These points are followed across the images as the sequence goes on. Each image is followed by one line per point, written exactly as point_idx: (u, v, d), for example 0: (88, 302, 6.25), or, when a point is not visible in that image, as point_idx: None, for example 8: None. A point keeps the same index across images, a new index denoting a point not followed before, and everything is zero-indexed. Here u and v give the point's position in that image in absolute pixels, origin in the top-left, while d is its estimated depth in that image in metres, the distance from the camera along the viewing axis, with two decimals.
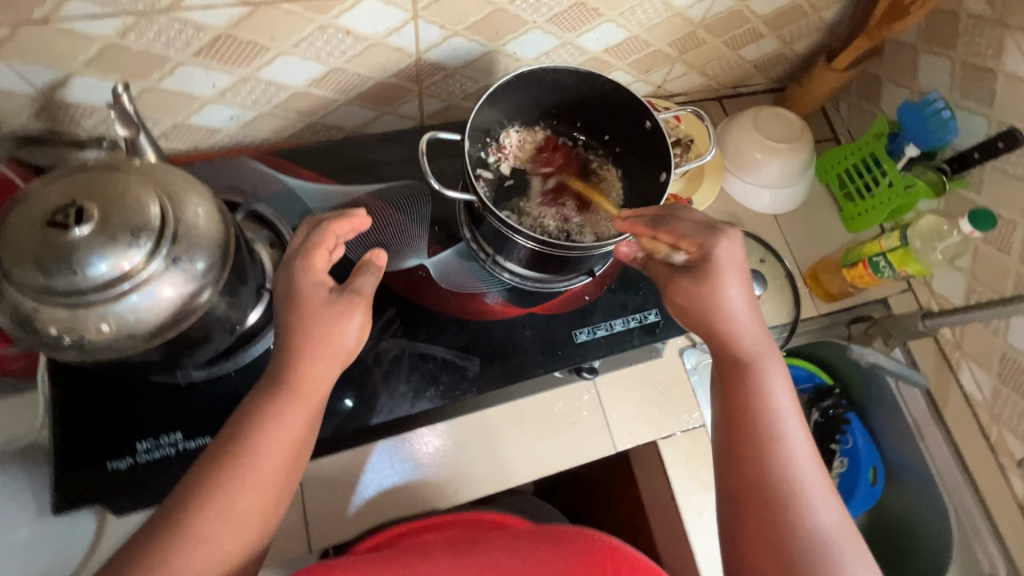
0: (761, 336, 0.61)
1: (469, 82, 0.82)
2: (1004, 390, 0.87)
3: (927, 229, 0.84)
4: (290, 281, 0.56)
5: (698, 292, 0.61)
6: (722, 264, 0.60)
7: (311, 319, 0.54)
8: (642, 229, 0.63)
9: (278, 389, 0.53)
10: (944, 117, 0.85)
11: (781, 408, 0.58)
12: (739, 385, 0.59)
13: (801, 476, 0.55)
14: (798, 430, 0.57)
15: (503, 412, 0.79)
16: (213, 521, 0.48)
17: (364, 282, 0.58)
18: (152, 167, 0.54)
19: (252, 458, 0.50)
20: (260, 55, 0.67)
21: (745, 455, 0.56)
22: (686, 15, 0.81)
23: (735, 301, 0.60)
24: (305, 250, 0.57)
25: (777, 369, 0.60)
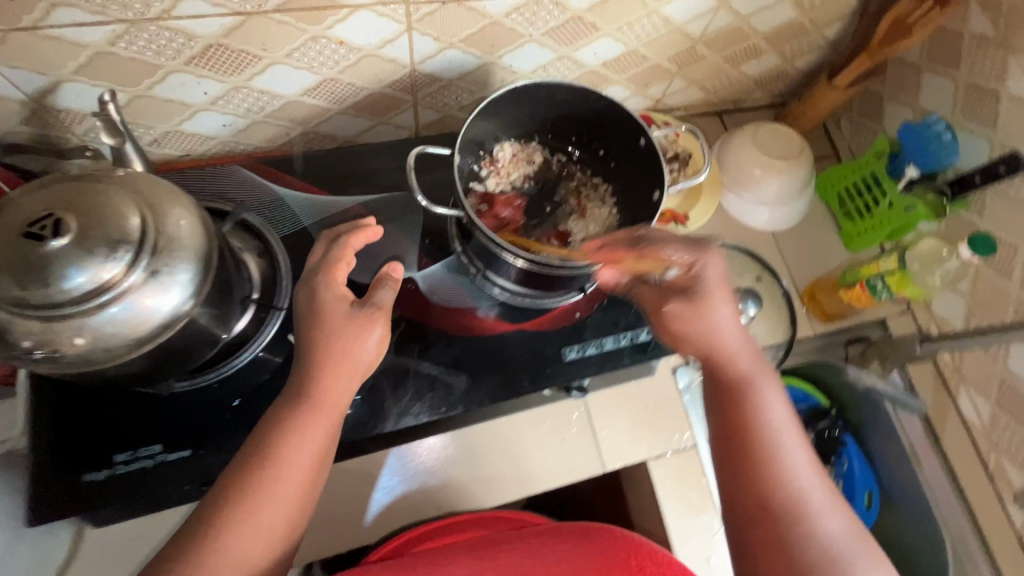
0: (752, 354, 0.63)
1: (465, 94, 0.82)
2: (1003, 417, 0.86)
3: (926, 251, 0.83)
4: (313, 293, 0.60)
5: (691, 316, 0.62)
6: (711, 284, 0.62)
7: (328, 339, 0.58)
8: (623, 252, 0.64)
9: (298, 408, 0.56)
10: (945, 139, 0.84)
11: (778, 423, 0.59)
12: (737, 406, 0.60)
13: (804, 487, 0.57)
14: (797, 443, 0.59)
15: (493, 429, 0.78)
16: (240, 534, 0.52)
17: (382, 295, 0.62)
18: (138, 178, 0.53)
19: (276, 474, 0.54)
20: (252, 64, 0.66)
21: (750, 476, 0.57)
22: (685, 31, 0.80)
23: (725, 322, 0.62)
24: (327, 265, 0.62)
25: (770, 386, 0.62)
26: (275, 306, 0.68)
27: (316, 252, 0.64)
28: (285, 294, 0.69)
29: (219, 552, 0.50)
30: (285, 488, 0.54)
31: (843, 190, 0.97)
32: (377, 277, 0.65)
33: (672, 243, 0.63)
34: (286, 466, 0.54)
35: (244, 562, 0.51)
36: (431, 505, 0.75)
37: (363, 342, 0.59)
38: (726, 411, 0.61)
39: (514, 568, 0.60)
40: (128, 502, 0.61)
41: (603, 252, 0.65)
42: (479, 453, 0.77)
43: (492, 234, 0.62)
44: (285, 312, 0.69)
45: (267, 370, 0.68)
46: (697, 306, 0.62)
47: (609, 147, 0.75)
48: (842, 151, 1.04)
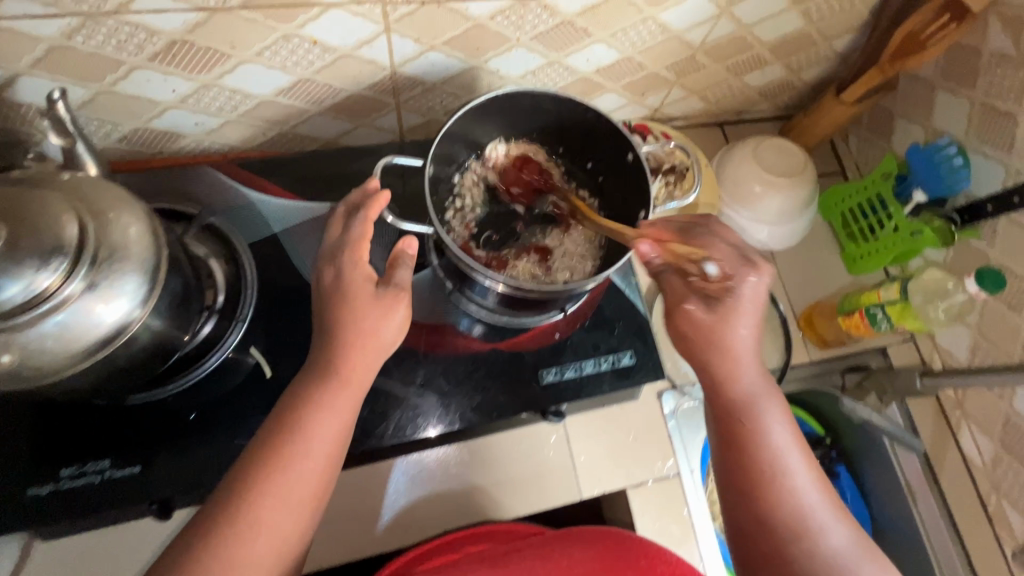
0: (756, 372, 0.58)
1: (450, 98, 0.78)
2: (1006, 458, 0.81)
3: (932, 281, 0.78)
4: (338, 273, 0.57)
5: (706, 325, 0.58)
6: (743, 298, 0.57)
7: (355, 317, 0.55)
8: (671, 236, 0.60)
9: (321, 386, 0.54)
10: (956, 164, 0.80)
11: (781, 444, 0.56)
12: (738, 427, 0.57)
13: (809, 509, 0.54)
14: (801, 462, 0.56)
15: (461, 450, 0.75)
16: (274, 507, 0.49)
17: (405, 275, 0.57)
18: (84, 182, 0.51)
19: (303, 449, 0.51)
20: (221, 63, 0.63)
21: (752, 497, 0.55)
22: (683, 39, 0.76)
23: (738, 339, 0.58)
24: (352, 242, 0.57)
25: (773, 405, 0.58)
26: (237, 318, 0.68)
27: (335, 225, 0.60)
28: (249, 306, 0.69)
29: (246, 531, 0.48)
30: (311, 464, 0.51)
31: (847, 210, 0.93)
32: (391, 254, 0.57)
33: (721, 249, 0.59)
34: (310, 442, 0.52)
35: (272, 540, 0.49)
36: (389, 531, 0.70)
37: (389, 319, 0.55)
38: (726, 431, 0.58)
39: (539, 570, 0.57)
40: (72, 518, 0.58)
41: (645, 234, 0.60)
42: (448, 475, 0.73)
43: (465, 255, 0.58)
44: (247, 325, 0.68)
45: (230, 381, 0.66)
46: (720, 315, 0.58)
47: (597, 161, 0.72)
48: (847, 168, 1.00)
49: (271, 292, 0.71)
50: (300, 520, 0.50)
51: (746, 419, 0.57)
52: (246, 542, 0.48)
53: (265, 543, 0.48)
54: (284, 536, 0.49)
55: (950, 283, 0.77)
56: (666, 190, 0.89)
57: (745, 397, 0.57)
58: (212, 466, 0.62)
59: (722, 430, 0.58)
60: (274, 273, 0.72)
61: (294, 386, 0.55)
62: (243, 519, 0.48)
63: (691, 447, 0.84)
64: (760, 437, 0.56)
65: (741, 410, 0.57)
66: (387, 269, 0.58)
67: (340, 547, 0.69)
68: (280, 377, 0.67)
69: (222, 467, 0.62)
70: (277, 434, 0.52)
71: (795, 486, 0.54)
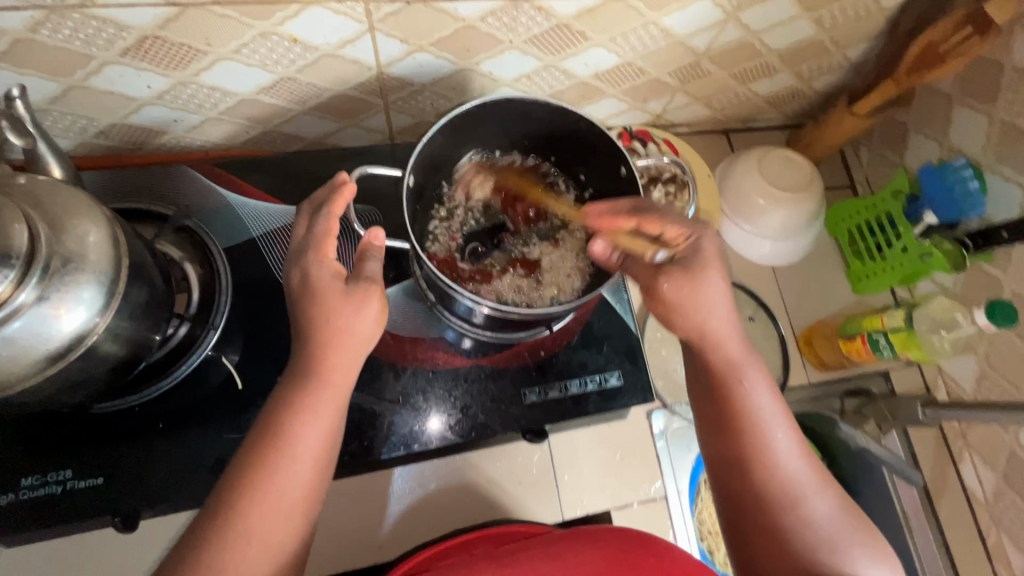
0: (741, 340, 0.56)
1: (441, 99, 0.75)
2: (1008, 493, 0.78)
3: (939, 311, 0.74)
4: (304, 273, 0.54)
5: (687, 293, 0.54)
6: (707, 258, 0.55)
7: (329, 316, 0.52)
8: (620, 222, 0.57)
9: (302, 390, 0.51)
10: (971, 188, 0.76)
11: (769, 411, 0.54)
12: (726, 397, 0.55)
13: (798, 478, 0.53)
14: (786, 425, 0.54)
15: (438, 466, 0.72)
16: (264, 514, 0.46)
17: (372, 268, 0.55)
18: (42, 186, 0.48)
19: (291, 454, 0.48)
20: (196, 59, 0.60)
21: (743, 470, 0.54)
22: (687, 44, 0.72)
23: (716, 305, 0.55)
24: (316, 239, 0.55)
25: (759, 370, 0.55)
26: (209, 325, 0.66)
27: (299, 227, 0.57)
28: (222, 313, 0.67)
29: (238, 540, 0.45)
30: (301, 470, 0.49)
31: (854, 227, 0.89)
32: (358, 247, 0.55)
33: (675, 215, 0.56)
34: (298, 447, 0.49)
35: (268, 548, 0.46)
36: (363, 548, 0.68)
37: (365, 314, 0.53)
38: (715, 401, 0.56)
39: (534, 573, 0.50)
40: (28, 530, 0.57)
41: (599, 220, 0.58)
42: (424, 492, 0.71)
43: (445, 276, 0.57)
44: (218, 333, 0.66)
45: (201, 390, 0.64)
46: (691, 277, 0.54)
47: (590, 172, 0.71)
48: (858, 182, 0.96)
49: (249, 299, 0.69)
50: (296, 525, 0.48)
51: (735, 388, 0.54)
52: (240, 552, 0.45)
53: (262, 550, 0.46)
54: (281, 540, 0.47)
55: (959, 315, 0.73)
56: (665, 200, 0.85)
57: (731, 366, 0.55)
58: (176, 481, 0.61)
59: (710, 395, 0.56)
60: (252, 279, 0.69)
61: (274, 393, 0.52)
62: (233, 530, 0.45)
63: (681, 468, 0.80)
64: (750, 408, 0.54)
65: (729, 380, 0.55)
66: (356, 265, 0.55)
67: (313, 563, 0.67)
68: (253, 388, 0.65)
69: (187, 483, 0.61)
70: (258, 444, 0.49)
71: (784, 455, 0.53)
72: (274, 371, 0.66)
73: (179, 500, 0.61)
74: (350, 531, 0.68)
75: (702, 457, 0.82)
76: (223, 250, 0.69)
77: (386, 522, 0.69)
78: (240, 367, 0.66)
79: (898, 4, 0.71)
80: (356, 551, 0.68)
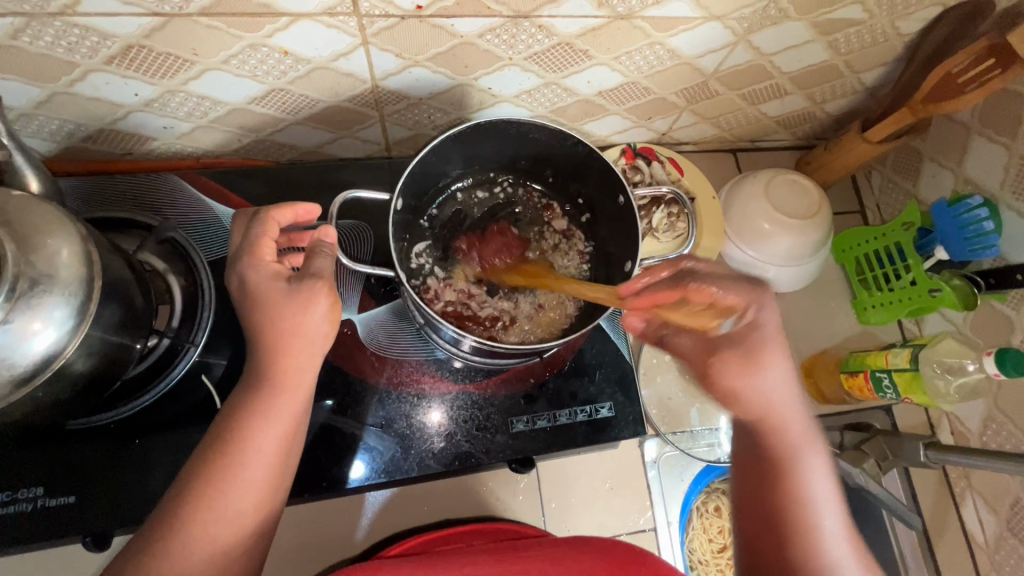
0: (805, 419, 0.52)
1: (438, 113, 0.73)
2: (1009, 539, 0.75)
3: (948, 354, 0.70)
4: (242, 280, 0.52)
5: (743, 373, 0.51)
6: (767, 337, 0.51)
7: (277, 320, 0.50)
8: (666, 297, 0.55)
9: (257, 395, 0.49)
10: (984, 228, 0.73)
11: (823, 497, 0.50)
12: (778, 470, 0.51)
13: (842, 566, 0.48)
14: (837, 514, 0.50)
15: (421, 488, 0.70)
16: (208, 524, 0.45)
17: (320, 264, 0.52)
18: (14, 201, 0.47)
19: (242, 459, 0.47)
20: (183, 68, 0.58)
21: (782, 546, 0.49)
22: (695, 65, 0.69)
23: (780, 383, 0.51)
24: (252, 244, 0.53)
25: (819, 456, 0.51)
26: (190, 341, 0.64)
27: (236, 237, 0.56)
28: (203, 331, 0.65)
29: (176, 549, 0.43)
30: (252, 477, 0.47)
31: (862, 256, 0.86)
32: (307, 245, 0.54)
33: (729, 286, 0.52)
34: (250, 451, 0.47)
35: (215, 555, 0.44)
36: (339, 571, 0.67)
37: (314, 313, 0.50)
38: (760, 474, 0.52)
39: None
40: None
41: (644, 297, 0.56)
42: (405, 514, 0.69)
43: (429, 309, 0.56)
44: (200, 349, 0.65)
45: (179, 406, 0.63)
46: (748, 360, 0.51)
47: (587, 195, 0.69)
48: (868, 209, 0.93)
49: (232, 313, 0.67)
50: (242, 533, 0.46)
51: (789, 464, 0.51)
52: (186, 559, 0.43)
53: (208, 558, 0.44)
54: (231, 544, 0.45)
55: (969, 361, 0.69)
56: (667, 222, 0.82)
57: (791, 440, 0.51)
58: (149, 501, 0.60)
59: (759, 472, 0.52)
60: None
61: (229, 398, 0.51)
62: (180, 536, 0.44)
63: (672, 497, 0.77)
64: (802, 487, 0.50)
65: (784, 454, 0.51)
66: (303, 262, 0.53)
67: None
68: None
69: (160, 503, 0.60)
70: (212, 459, 0.47)
71: (831, 540, 0.49)
72: None
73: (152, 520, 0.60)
74: (325, 554, 0.67)
75: (696, 486, 0.78)
76: (209, 263, 0.68)
77: (364, 543, 0.68)
78: (220, 384, 0.65)
79: (917, 30, 0.68)
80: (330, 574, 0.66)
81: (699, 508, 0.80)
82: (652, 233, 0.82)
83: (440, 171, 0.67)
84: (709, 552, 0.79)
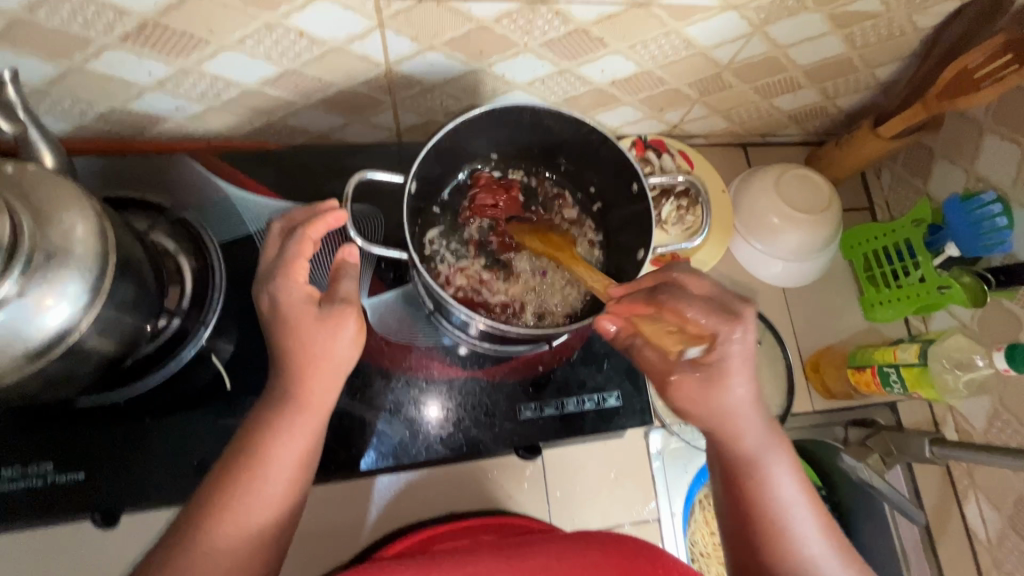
0: (762, 426, 0.52)
1: (451, 100, 0.73)
2: (1012, 536, 0.76)
3: (957, 349, 0.71)
4: (273, 300, 0.51)
5: (701, 394, 0.52)
6: (733, 359, 0.51)
7: (305, 343, 0.50)
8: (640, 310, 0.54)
9: (279, 412, 0.50)
10: (999, 224, 0.72)
11: (790, 498, 0.52)
12: (742, 482, 0.53)
13: (818, 561, 0.50)
14: (807, 514, 0.52)
15: (428, 476, 0.70)
16: (225, 535, 0.45)
17: (348, 288, 0.53)
18: (29, 176, 0.46)
19: (264, 477, 0.48)
20: (199, 48, 0.58)
21: (758, 555, 0.51)
22: (710, 56, 0.69)
23: (737, 399, 0.52)
24: (286, 264, 0.52)
25: (781, 458, 0.53)
26: (201, 320, 0.65)
27: (269, 244, 0.55)
28: (215, 309, 0.65)
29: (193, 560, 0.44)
30: (270, 495, 0.48)
31: (871, 253, 0.86)
32: (333, 264, 0.55)
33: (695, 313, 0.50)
34: (270, 470, 0.48)
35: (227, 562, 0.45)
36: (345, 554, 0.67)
37: (341, 337, 0.51)
38: (730, 485, 0.54)
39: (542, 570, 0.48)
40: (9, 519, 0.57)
41: (622, 304, 0.55)
42: (411, 500, 0.70)
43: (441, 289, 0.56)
44: (211, 328, 0.65)
45: (188, 388, 0.63)
46: (707, 384, 0.51)
47: (599, 184, 0.70)
48: (877, 206, 0.93)
49: (242, 296, 0.67)
50: (252, 540, 0.46)
51: (751, 476, 0.52)
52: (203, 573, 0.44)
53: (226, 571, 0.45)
54: (247, 564, 0.46)
55: (978, 355, 0.70)
56: (676, 215, 0.82)
57: (749, 452, 0.52)
58: (159, 481, 0.60)
59: (728, 483, 0.54)
60: (248, 275, 0.68)
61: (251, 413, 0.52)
62: (199, 549, 0.45)
63: (676, 488, 0.77)
64: (769, 494, 0.52)
65: (745, 466, 0.52)
66: (330, 286, 0.54)
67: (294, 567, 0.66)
68: (241, 388, 0.64)
69: (170, 483, 0.60)
70: None
71: (804, 539, 0.51)
72: (264, 373, 0.65)
73: (162, 498, 0.60)
74: (331, 537, 0.67)
75: (700, 479, 0.79)
76: (220, 245, 0.68)
77: (373, 526, 0.68)
78: (230, 366, 0.65)
79: (934, 25, 0.68)
80: (337, 557, 0.67)
81: (703, 500, 0.81)
82: (661, 225, 0.82)
83: (452, 155, 0.67)
84: (711, 544, 0.80)
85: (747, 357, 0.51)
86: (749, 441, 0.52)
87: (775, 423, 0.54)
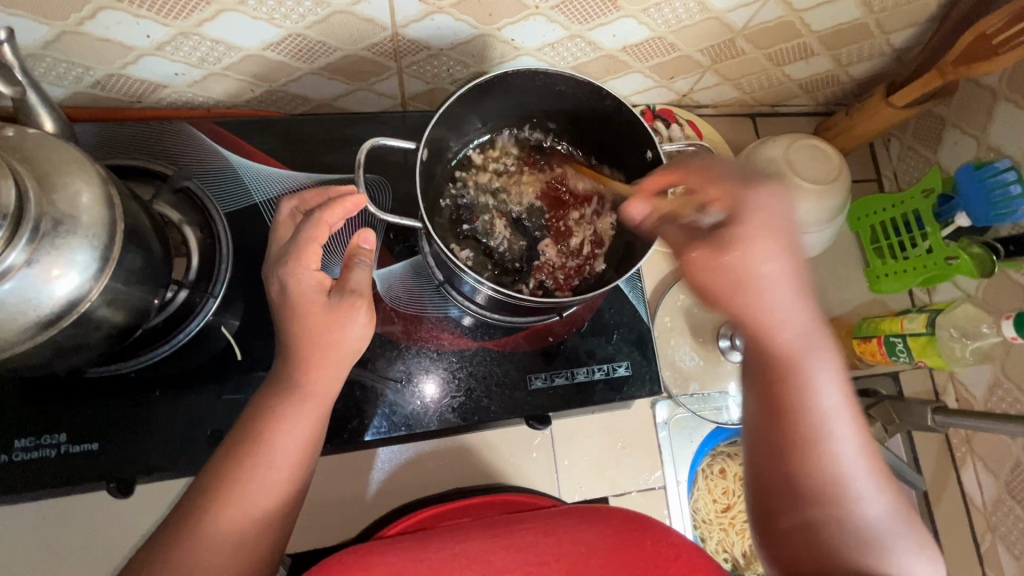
0: (805, 320, 0.50)
1: (458, 66, 0.71)
2: (1008, 501, 0.78)
3: (963, 318, 0.72)
4: (283, 288, 0.51)
5: (726, 267, 0.49)
6: (762, 223, 0.49)
7: (323, 330, 0.51)
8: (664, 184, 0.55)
9: (283, 399, 0.50)
10: (1012, 192, 0.72)
11: (830, 409, 0.50)
12: (779, 387, 0.51)
13: (847, 476, 0.49)
14: (847, 430, 0.50)
15: (434, 448, 0.71)
16: (233, 518, 0.45)
17: (359, 276, 0.53)
18: (30, 139, 0.45)
19: (267, 463, 0.47)
20: (199, 8, 0.55)
21: (783, 463, 0.51)
22: (724, 20, 0.67)
23: (786, 291, 0.49)
24: (307, 250, 0.51)
25: (824, 364, 0.50)
26: (210, 292, 0.64)
27: (288, 233, 0.55)
28: (222, 282, 0.65)
29: (202, 541, 0.44)
30: (278, 475, 0.48)
31: (877, 225, 0.86)
32: (346, 252, 0.55)
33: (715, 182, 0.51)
34: (275, 456, 0.48)
35: (235, 541, 0.45)
36: (356, 522, 0.68)
37: (352, 325, 0.52)
38: (760, 392, 0.52)
39: (532, 549, 0.46)
40: (24, 490, 0.57)
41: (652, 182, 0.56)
42: (419, 470, 0.70)
43: (452, 255, 0.55)
44: (219, 301, 0.65)
45: (196, 360, 0.63)
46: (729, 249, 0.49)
47: (612, 157, 0.70)
48: (885, 177, 0.93)
49: (248, 266, 0.67)
50: (257, 517, 0.46)
51: (790, 375, 0.50)
52: (202, 555, 0.44)
53: (234, 552, 0.45)
54: (255, 544, 0.46)
55: (984, 324, 0.70)
56: None
57: (793, 350, 0.50)
58: (171, 451, 0.60)
59: (763, 388, 0.52)
60: (254, 245, 0.67)
61: (254, 398, 0.51)
62: (207, 530, 0.45)
63: (682, 456, 0.78)
64: (802, 399, 0.50)
65: (785, 366, 0.50)
66: (342, 274, 0.54)
67: (310, 535, 0.67)
68: (252, 359, 0.64)
69: (182, 452, 0.60)
70: None
71: (840, 453, 0.49)
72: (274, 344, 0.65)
73: (175, 469, 0.60)
74: (342, 505, 0.68)
75: (704, 449, 0.80)
76: (225, 216, 0.67)
77: (381, 494, 0.69)
78: (239, 337, 0.65)
79: None
80: (347, 524, 0.68)
81: (706, 469, 0.82)
82: None
83: (465, 122, 0.66)
84: (713, 512, 0.81)
85: (779, 222, 0.49)
86: (788, 340, 0.50)
87: (820, 323, 0.51)
